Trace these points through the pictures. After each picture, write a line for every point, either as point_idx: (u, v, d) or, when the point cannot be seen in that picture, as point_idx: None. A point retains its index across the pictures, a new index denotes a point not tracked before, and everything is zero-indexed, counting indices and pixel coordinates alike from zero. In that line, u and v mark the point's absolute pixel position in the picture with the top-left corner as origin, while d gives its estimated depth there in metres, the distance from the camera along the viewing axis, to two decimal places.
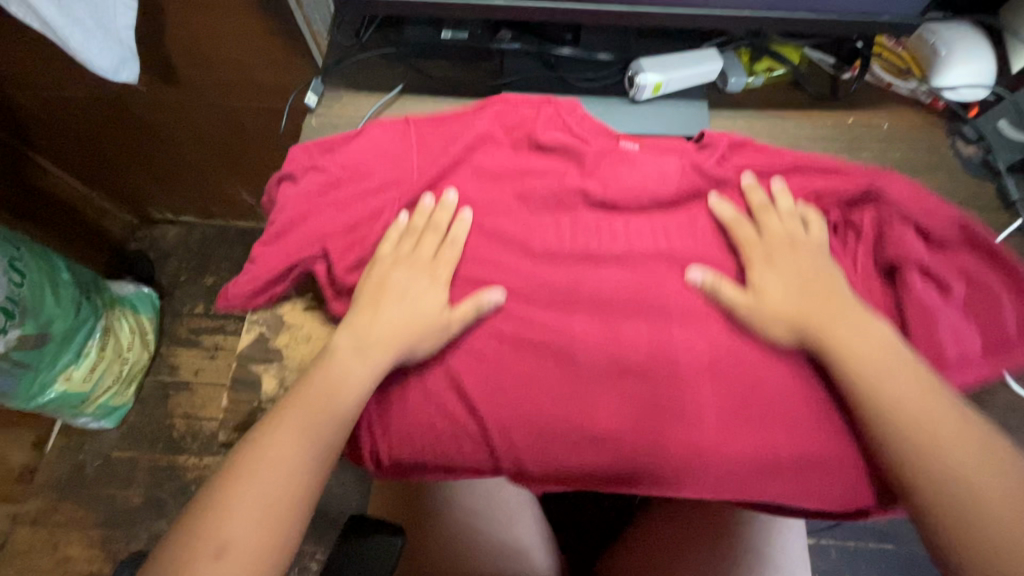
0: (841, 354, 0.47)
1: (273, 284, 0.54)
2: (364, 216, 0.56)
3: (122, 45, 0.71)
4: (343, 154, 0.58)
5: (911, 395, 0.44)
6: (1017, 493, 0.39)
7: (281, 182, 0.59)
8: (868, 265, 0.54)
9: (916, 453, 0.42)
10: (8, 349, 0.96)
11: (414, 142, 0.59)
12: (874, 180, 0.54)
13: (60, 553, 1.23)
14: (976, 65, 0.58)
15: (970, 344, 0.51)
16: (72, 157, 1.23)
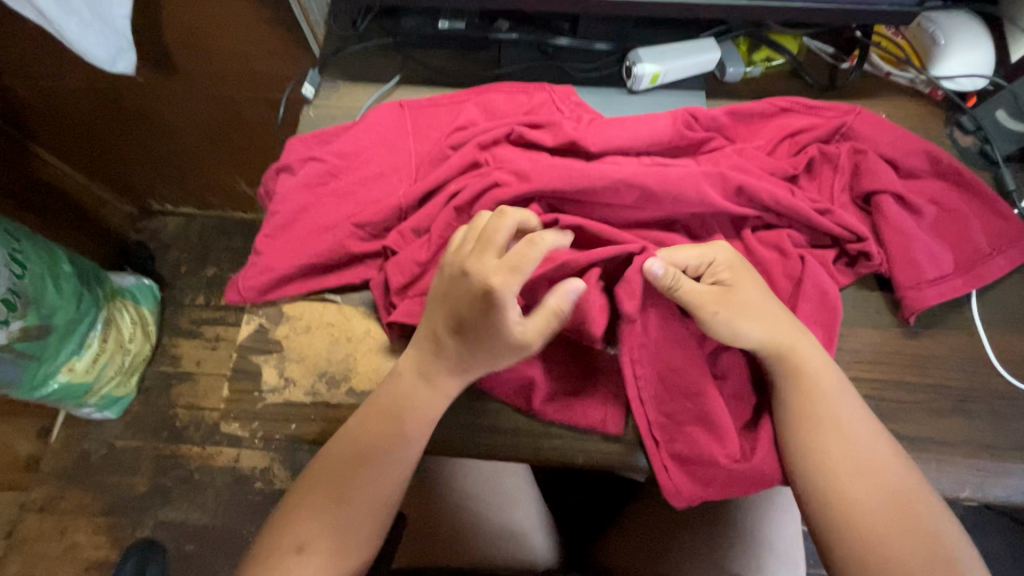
0: (772, 331, 0.47)
1: (276, 274, 0.54)
2: (362, 206, 0.56)
3: (118, 35, 0.70)
4: (339, 145, 0.59)
5: (829, 418, 0.46)
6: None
7: (279, 173, 0.59)
8: (844, 197, 0.55)
9: (852, 502, 0.43)
10: (10, 340, 0.97)
11: (409, 127, 0.60)
12: (842, 123, 0.57)
13: (67, 540, 1.24)
14: (974, 54, 0.58)
15: (941, 258, 0.53)
16: (70, 148, 1.23)
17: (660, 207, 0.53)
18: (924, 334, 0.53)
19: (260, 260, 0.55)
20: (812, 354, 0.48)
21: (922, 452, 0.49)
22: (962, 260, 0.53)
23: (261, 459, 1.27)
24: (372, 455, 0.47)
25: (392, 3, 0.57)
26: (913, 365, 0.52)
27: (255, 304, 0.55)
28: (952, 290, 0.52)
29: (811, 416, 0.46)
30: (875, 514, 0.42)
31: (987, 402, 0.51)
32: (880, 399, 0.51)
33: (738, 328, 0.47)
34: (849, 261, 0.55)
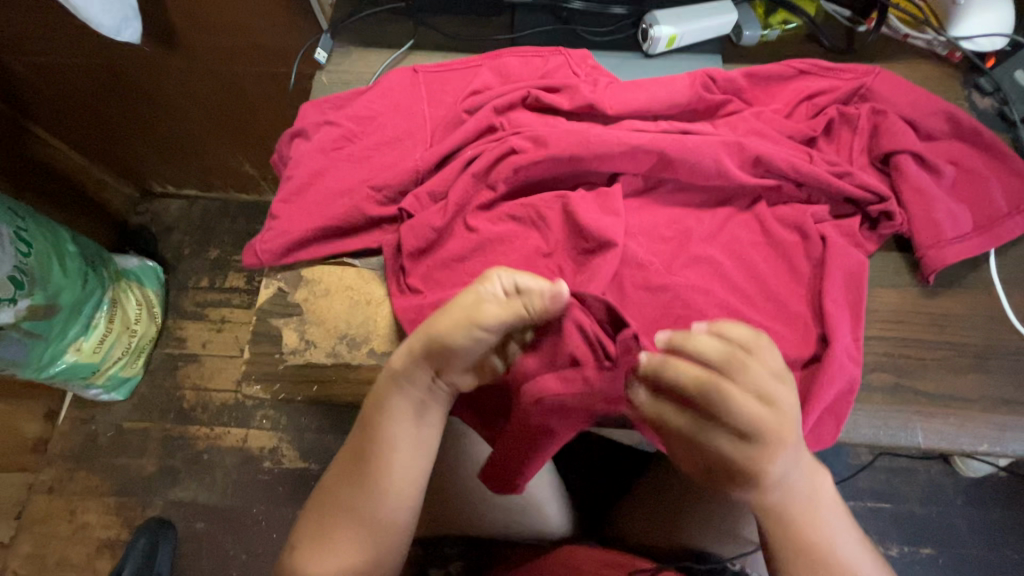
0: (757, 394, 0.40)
1: (295, 240, 0.54)
2: (378, 170, 0.55)
3: (124, 3, 0.69)
4: (354, 109, 0.58)
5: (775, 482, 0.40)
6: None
7: (294, 138, 0.59)
8: (863, 157, 0.55)
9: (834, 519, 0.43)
10: (17, 319, 0.96)
11: (424, 93, 0.59)
12: (861, 84, 0.56)
13: (77, 520, 1.25)
14: (994, 13, 0.58)
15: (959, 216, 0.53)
16: (69, 127, 1.21)
17: (678, 170, 0.52)
18: (942, 295, 0.53)
19: (276, 224, 0.55)
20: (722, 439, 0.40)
21: (938, 409, 0.50)
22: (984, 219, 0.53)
23: (269, 439, 1.28)
24: (370, 457, 0.46)
25: None
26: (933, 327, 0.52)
27: (273, 268, 0.55)
28: (974, 249, 0.52)
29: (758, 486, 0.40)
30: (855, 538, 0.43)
31: (1005, 361, 0.51)
32: (898, 357, 0.52)
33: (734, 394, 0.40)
34: (870, 225, 0.54)
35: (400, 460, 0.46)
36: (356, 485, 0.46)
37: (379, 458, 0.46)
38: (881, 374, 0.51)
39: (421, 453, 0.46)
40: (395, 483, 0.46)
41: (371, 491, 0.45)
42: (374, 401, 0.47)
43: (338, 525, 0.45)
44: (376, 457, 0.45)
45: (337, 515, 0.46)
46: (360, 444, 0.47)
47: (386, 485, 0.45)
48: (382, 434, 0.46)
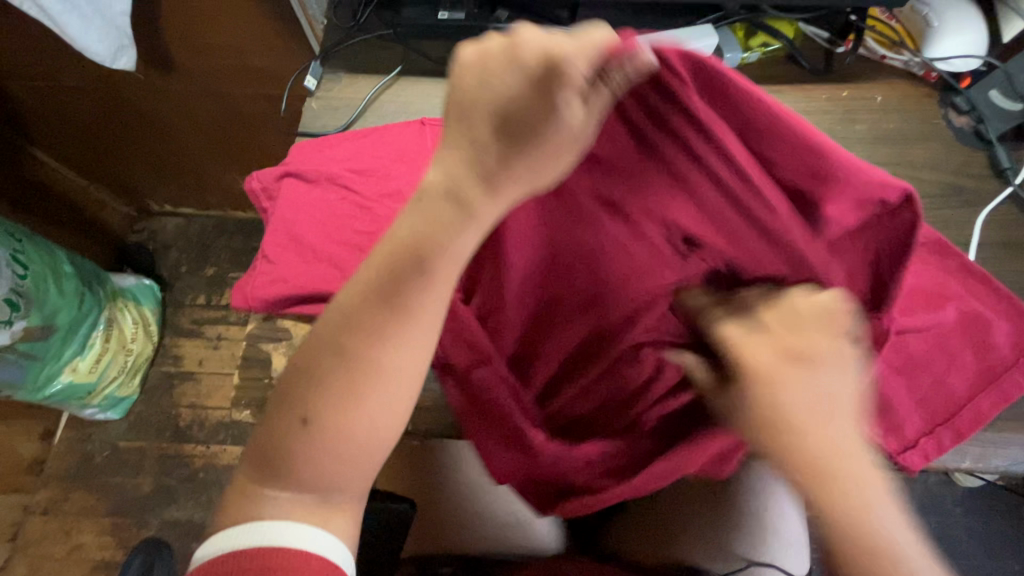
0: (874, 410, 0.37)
1: (291, 283, 0.53)
2: (372, 206, 0.56)
3: (119, 33, 0.70)
4: (349, 155, 0.58)
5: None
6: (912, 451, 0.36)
7: (286, 177, 0.57)
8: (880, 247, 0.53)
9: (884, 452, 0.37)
10: (13, 340, 0.97)
11: (423, 138, 0.59)
12: None
13: (72, 541, 1.25)
14: (969, 34, 0.59)
15: (985, 358, 0.50)
16: (68, 149, 1.23)
17: None
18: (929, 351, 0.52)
19: (271, 269, 0.54)
20: (866, 463, 0.35)
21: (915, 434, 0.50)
22: (1015, 361, 0.50)
23: None
24: (387, 314, 0.36)
25: None
26: (948, 422, 0.50)
27: (271, 310, 0.55)
28: (1001, 402, 0.49)
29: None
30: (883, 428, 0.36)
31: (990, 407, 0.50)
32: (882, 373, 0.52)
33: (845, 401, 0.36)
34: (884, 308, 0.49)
35: (398, 369, 0.36)
36: (341, 365, 0.36)
37: (384, 355, 0.36)
38: None
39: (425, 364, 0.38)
40: (392, 379, 0.37)
41: (364, 386, 0.36)
42: (415, 237, 0.36)
43: (306, 397, 0.36)
44: (390, 329, 0.36)
45: (308, 387, 0.36)
46: (362, 309, 0.36)
47: (384, 388, 0.37)
48: (398, 310, 0.36)
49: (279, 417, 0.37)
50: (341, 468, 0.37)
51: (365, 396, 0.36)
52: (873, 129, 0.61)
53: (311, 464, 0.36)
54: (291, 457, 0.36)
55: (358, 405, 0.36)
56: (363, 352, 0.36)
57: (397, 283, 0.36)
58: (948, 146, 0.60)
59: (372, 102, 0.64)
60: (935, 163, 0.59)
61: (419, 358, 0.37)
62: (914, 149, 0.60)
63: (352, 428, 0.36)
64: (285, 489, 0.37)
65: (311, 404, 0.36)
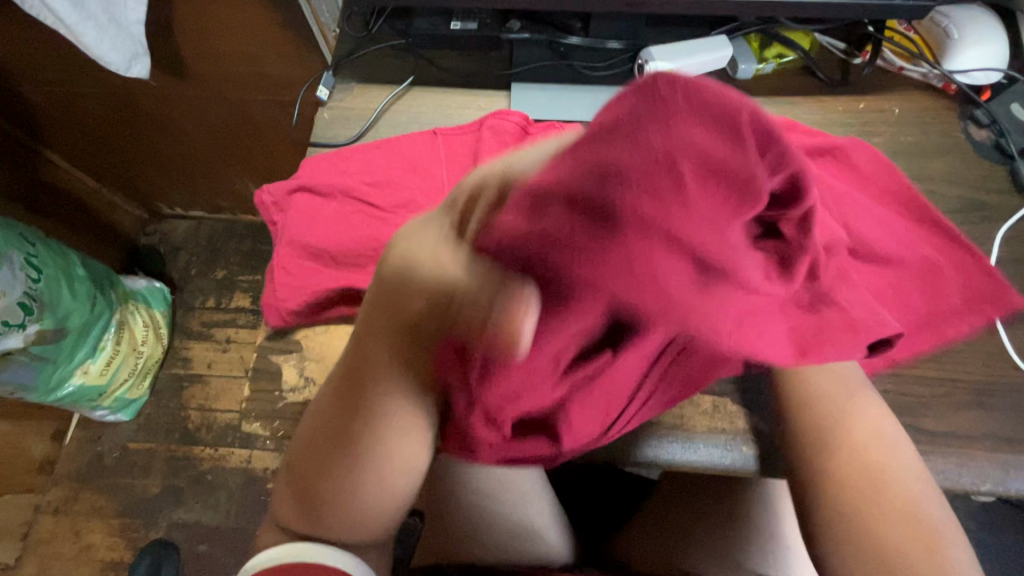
0: (827, 458, 0.44)
1: (309, 291, 0.54)
2: (388, 218, 0.56)
3: (132, 41, 0.71)
4: (363, 166, 0.58)
5: (869, 436, 0.44)
6: (887, 497, 0.42)
7: (300, 189, 0.57)
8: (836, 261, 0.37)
9: (850, 500, 0.42)
10: (26, 343, 0.98)
11: (437, 148, 0.59)
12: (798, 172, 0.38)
13: (82, 541, 1.26)
14: (988, 47, 0.58)
15: (972, 301, 0.49)
16: (81, 151, 1.24)
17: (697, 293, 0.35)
18: (951, 367, 0.51)
19: (288, 282, 0.54)
20: (901, 515, 0.41)
21: (939, 448, 0.49)
22: (995, 312, 0.49)
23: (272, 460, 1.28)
24: (382, 405, 0.38)
25: (406, 4, 0.58)
26: (932, 327, 0.48)
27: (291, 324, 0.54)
28: (977, 317, 0.49)
29: (842, 421, 0.45)
30: (864, 483, 0.42)
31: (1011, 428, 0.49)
32: (899, 395, 0.51)
33: (837, 452, 0.44)
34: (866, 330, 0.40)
35: (394, 451, 0.39)
36: (340, 444, 0.39)
37: (383, 441, 0.39)
38: None
39: (423, 446, 0.40)
40: (392, 462, 0.40)
41: (361, 468, 0.39)
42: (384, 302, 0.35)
43: (314, 460, 0.41)
44: (384, 414, 0.38)
45: (313, 452, 0.41)
46: (355, 393, 0.38)
47: (384, 468, 0.40)
48: (391, 401, 0.38)
49: (295, 474, 0.43)
50: (359, 525, 0.42)
51: (371, 470, 0.39)
52: (891, 142, 0.60)
53: (329, 513, 0.42)
54: (308, 502, 0.42)
55: (364, 484, 0.40)
56: (363, 434, 0.39)
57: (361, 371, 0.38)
58: (968, 161, 0.59)
59: (385, 112, 0.64)
60: (954, 178, 0.58)
61: (415, 437, 0.39)
62: (933, 163, 0.60)
63: (361, 490, 0.40)
64: (311, 529, 0.43)
65: (321, 475, 0.41)
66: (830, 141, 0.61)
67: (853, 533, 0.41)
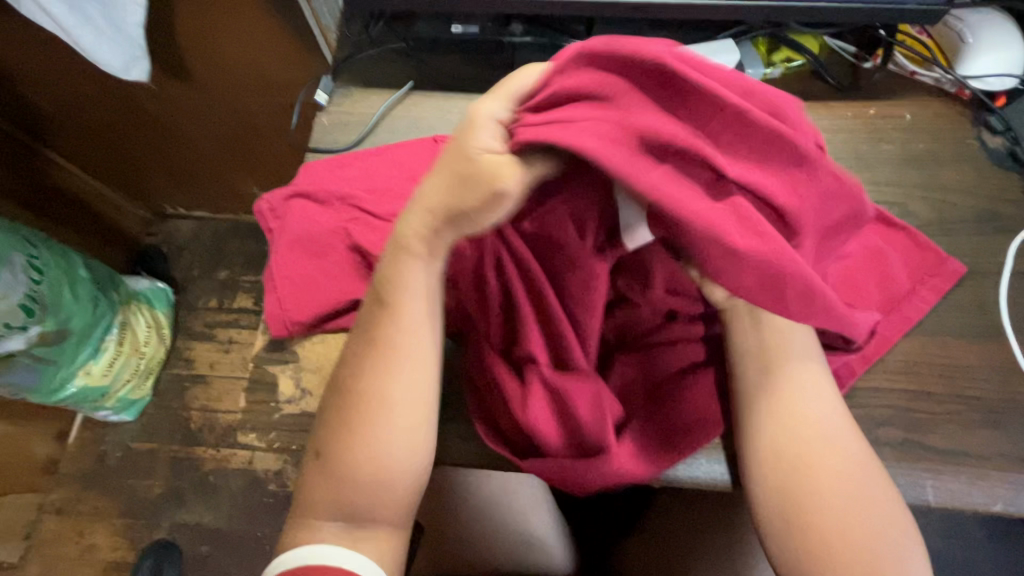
0: (785, 459, 0.41)
1: (308, 296, 0.53)
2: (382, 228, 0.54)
3: (131, 44, 0.70)
4: (361, 174, 0.57)
5: (804, 437, 0.42)
6: (842, 497, 0.40)
7: (296, 197, 0.57)
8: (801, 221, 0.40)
9: (808, 504, 0.40)
10: (28, 346, 0.98)
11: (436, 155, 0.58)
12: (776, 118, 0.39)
13: (85, 541, 1.26)
14: (1003, 53, 0.57)
15: (890, 287, 0.52)
16: (84, 152, 1.24)
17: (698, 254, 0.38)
18: (962, 381, 0.50)
19: (283, 293, 0.53)
20: (853, 516, 0.40)
21: (950, 467, 0.48)
22: (912, 289, 0.52)
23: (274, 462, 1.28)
24: (385, 351, 0.44)
25: (406, 8, 0.57)
26: (894, 306, 0.52)
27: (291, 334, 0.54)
28: (934, 295, 0.52)
29: (775, 421, 0.42)
30: (823, 486, 0.41)
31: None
32: (907, 410, 0.49)
33: (795, 450, 0.42)
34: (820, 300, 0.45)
35: (397, 399, 0.43)
36: (349, 406, 0.44)
37: (388, 391, 0.44)
38: (890, 429, 0.49)
39: (426, 391, 0.44)
40: (396, 410, 0.43)
41: (367, 424, 0.43)
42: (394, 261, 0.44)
43: (327, 439, 0.44)
44: (389, 352, 0.44)
45: (326, 428, 0.45)
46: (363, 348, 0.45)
47: (390, 420, 0.43)
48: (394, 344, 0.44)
49: (315, 466, 0.45)
50: (370, 504, 0.43)
51: (376, 426, 0.43)
52: (902, 150, 0.59)
53: (338, 498, 0.43)
54: (323, 492, 0.44)
55: (370, 446, 0.43)
56: (372, 390, 0.44)
57: (380, 328, 0.44)
58: (981, 169, 0.58)
59: (384, 117, 0.63)
60: (968, 188, 0.57)
61: (427, 399, 0.44)
62: (945, 171, 0.58)
63: (385, 459, 0.43)
64: (336, 518, 0.44)
65: (334, 449, 0.44)
66: (838, 148, 0.59)
67: (806, 538, 0.40)
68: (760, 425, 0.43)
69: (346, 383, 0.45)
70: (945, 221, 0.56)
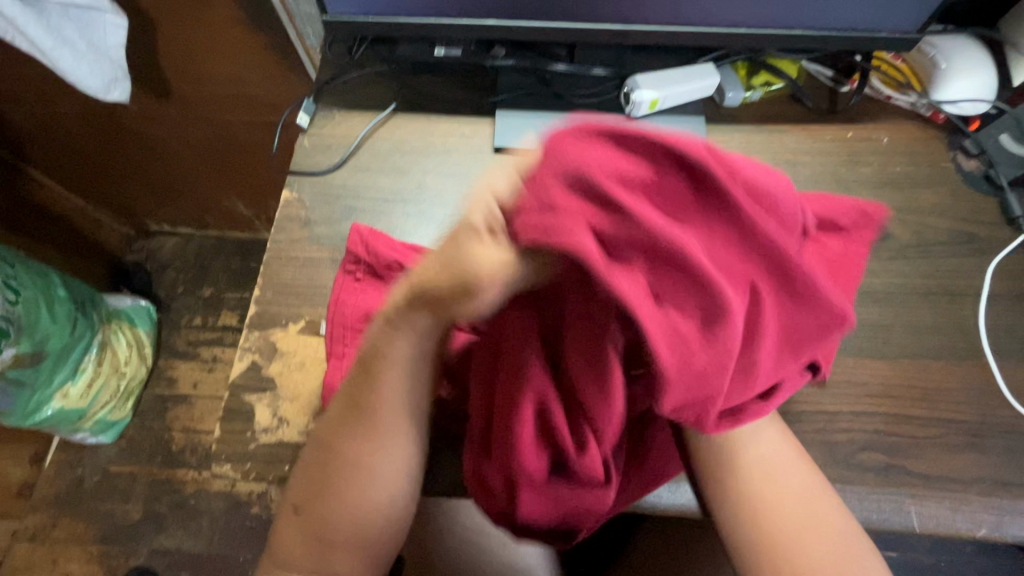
0: (739, 496, 0.41)
1: None
2: None
3: (112, 65, 0.70)
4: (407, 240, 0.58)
5: (743, 455, 0.42)
6: (808, 525, 0.40)
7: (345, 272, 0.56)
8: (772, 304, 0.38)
9: (777, 543, 0.39)
10: (2, 368, 0.95)
11: None
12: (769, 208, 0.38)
13: (59, 569, 1.22)
14: (976, 78, 0.58)
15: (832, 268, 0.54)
16: (65, 170, 1.22)
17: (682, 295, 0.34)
18: (941, 403, 0.50)
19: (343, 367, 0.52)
20: (824, 542, 0.40)
21: (933, 491, 0.47)
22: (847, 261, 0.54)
23: None
24: (366, 417, 0.43)
25: (388, 32, 0.57)
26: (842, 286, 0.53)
27: None
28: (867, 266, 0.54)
29: (712, 450, 0.43)
30: (783, 518, 0.40)
31: (1002, 465, 0.48)
32: (889, 435, 0.49)
33: (749, 484, 0.41)
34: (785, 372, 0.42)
35: (379, 459, 0.43)
36: (325, 465, 0.43)
37: (367, 454, 0.42)
38: (871, 454, 0.48)
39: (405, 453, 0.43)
40: (374, 471, 0.42)
41: (343, 485, 0.42)
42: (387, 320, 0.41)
43: (303, 492, 0.43)
44: (372, 415, 0.43)
45: (300, 480, 0.44)
46: (344, 406, 0.44)
47: (367, 483, 0.42)
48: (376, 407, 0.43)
49: (290, 520, 0.43)
50: (342, 560, 0.42)
51: (352, 485, 0.42)
52: (879, 172, 0.59)
53: (313, 550, 0.43)
54: (296, 543, 0.43)
55: (348, 507, 0.42)
56: (351, 452, 0.43)
57: (359, 390, 0.43)
58: (957, 192, 0.59)
59: (366, 140, 0.63)
60: (943, 210, 0.57)
61: (403, 447, 0.43)
62: (921, 193, 0.59)
63: (360, 515, 0.42)
64: (313, 571, 0.43)
65: (310, 502, 0.43)
66: (817, 170, 0.60)
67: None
68: (705, 463, 0.43)
69: (325, 438, 0.44)
70: (922, 244, 0.56)
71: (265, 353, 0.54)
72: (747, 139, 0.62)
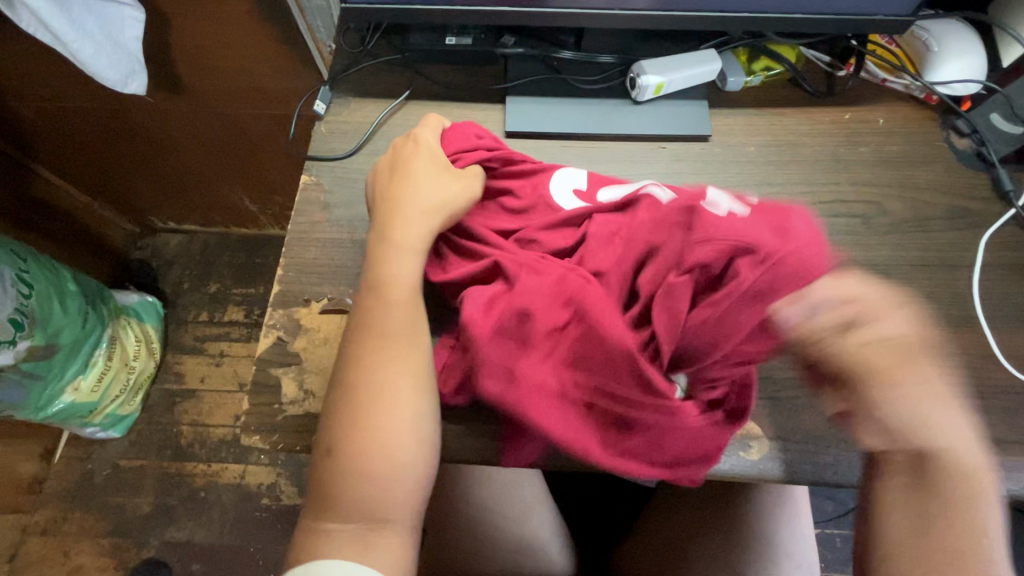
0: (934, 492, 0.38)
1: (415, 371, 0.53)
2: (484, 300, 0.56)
3: (130, 59, 0.72)
4: None
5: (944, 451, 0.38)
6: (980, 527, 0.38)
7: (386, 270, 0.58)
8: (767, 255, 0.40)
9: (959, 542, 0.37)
10: (17, 360, 0.96)
11: None
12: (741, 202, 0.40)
13: (70, 563, 1.23)
14: (967, 60, 0.61)
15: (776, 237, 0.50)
16: (72, 166, 1.23)
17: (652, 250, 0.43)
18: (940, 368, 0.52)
19: None
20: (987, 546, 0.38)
21: None
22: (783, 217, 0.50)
23: (267, 475, 1.27)
24: (383, 346, 0.47)
25: (403, 20, 0.59)
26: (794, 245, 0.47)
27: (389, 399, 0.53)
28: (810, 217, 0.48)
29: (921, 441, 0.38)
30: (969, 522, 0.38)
31: (998, 425, 0.50)
32: None
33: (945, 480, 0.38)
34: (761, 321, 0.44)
35: (402, 388, 0.46)
36: (350, 406, 0.45)
37: (390, 384, 0.46)
38: None
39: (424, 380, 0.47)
40: (398, 402, 0.45)
41: (371, 420, 0.45)
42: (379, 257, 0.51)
43: (330, 439, 0.45)
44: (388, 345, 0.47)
45: (327, 429, 0.45)
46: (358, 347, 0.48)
47: (393, 416, 0.45)
48: (391, 336, 0.47)
49: (325, 461, 0.44)
50: (380, 501, 0.43)
51: (381, 419, 0.45)
52: (877, 152, 0.62)
53: (350, 497, 0.43)
54: (331, 496, 0.43)
55: (380, 442, 0.44)
56: (373, 385, 0.46)
57: (374, 323, 0.48)
58: (950, 169, 0.61)
59: (381, 126, 0.65)
60: (938, 187, 0.60)
61: (422, 378, 0.47)
62: (917, 171, 0.61)
63: (394, 432, 0.44)
64: (349, 522, 0.43)
65: (340, 447, 0.44)
66: (817, 151, 0.62)
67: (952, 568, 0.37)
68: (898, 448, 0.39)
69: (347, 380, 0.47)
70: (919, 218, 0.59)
71: (289, 329, 0.56)
72: (749, 121, 0.64)
